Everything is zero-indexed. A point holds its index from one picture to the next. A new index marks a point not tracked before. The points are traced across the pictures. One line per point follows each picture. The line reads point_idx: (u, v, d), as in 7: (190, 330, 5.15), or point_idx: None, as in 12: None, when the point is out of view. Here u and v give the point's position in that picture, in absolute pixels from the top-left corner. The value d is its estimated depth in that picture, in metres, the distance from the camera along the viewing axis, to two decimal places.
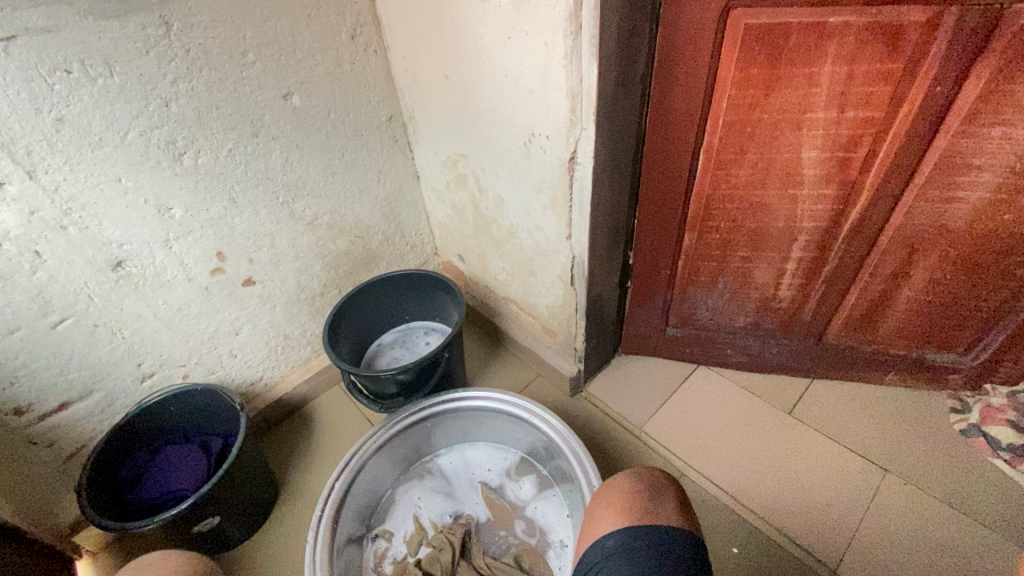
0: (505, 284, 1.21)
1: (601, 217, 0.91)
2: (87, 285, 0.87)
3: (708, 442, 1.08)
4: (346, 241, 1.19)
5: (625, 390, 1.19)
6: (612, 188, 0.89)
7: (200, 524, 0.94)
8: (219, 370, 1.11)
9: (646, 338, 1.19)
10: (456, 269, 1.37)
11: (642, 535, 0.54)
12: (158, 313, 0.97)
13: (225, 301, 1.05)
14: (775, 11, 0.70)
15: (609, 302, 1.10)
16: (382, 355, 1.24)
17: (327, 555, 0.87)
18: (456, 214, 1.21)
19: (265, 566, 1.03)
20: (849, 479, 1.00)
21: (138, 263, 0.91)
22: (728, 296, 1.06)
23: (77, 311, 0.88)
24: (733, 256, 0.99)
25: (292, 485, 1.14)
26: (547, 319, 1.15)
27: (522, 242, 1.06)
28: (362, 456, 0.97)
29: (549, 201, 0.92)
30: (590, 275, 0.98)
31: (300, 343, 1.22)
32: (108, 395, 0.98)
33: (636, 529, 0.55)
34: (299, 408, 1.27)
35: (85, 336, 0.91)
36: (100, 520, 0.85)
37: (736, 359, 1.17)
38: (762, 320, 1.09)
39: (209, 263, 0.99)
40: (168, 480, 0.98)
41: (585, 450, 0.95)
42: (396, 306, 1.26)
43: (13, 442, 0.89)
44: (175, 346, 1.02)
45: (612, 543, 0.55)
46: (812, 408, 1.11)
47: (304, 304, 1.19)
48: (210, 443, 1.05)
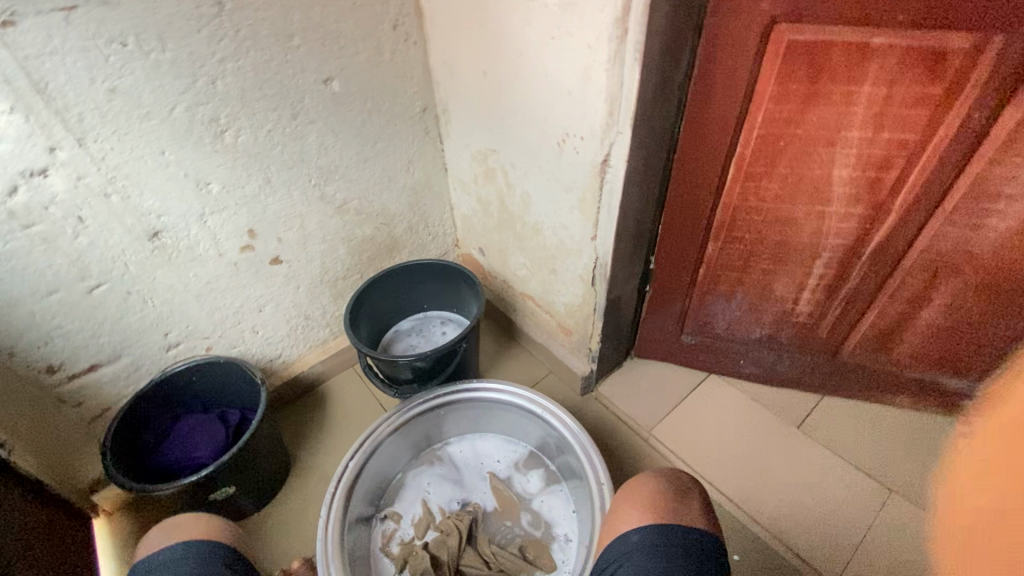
0: (524, 280, 1.23)
1: (628, 221, 0.92)
2: (124, 252, 0.90)
3: (715, 450, 1.09)
4: (371, 227, 1.21)
5: (636, 393, 1.20)
6: (641, 193, 0.90)
7: (216, 492, 0.97)
8: (241, 344, 1.13)
9: (660, 343, 1.20)
10: (475, 262, 1.39)
11: (668, 535, 0.55)
12: (189, 285, 1.00)
13: (253, 277, 1.07)
14: (820, 29, 0.71)
15: (627, 305, 1.11)
16: (399, 341, 1.26)
17: (338, 532, 0.89)
18: (481, 208, 1.23)
19: (275, 538, 1.06)
20: (855, 496, 1.01)
21: (173, 235, 0.94)
22: (746, 307, 1.07)
23: (113, 277, 0.91)
24: (755, 268, 1.00)
25: (304, 462, 1.17)
26: (564, 318, 1.17)
27: (546, 240, 1.08)
28: (376, 439, 0.99)
29: (578, 201, 0.94)
30: (611, 277, 1.00)
31: (320, 324, 1.25)
32: (134, 361, 1.01)
33: (662, 528, 0.56)
34: (314, 388, 1.30)
35: (118, 302, 0.93)
36: (123, 481, 0.88)
37: (749, 370, 1.18)
38: (778, 333, 1.09)
39: (240, 239, 1.02)
40: (187, 447, 1.01)
41: (595, 449, 0.97)
42: (416, 294, 1.28)
43: (43, 399, 0.92)
44: (202, 318, 1.05)
45: (636, 539, 0.56)
46: (822, 424, 1.12)
47: (326, 286, 1.21)
48: (228, 415, 1.08)
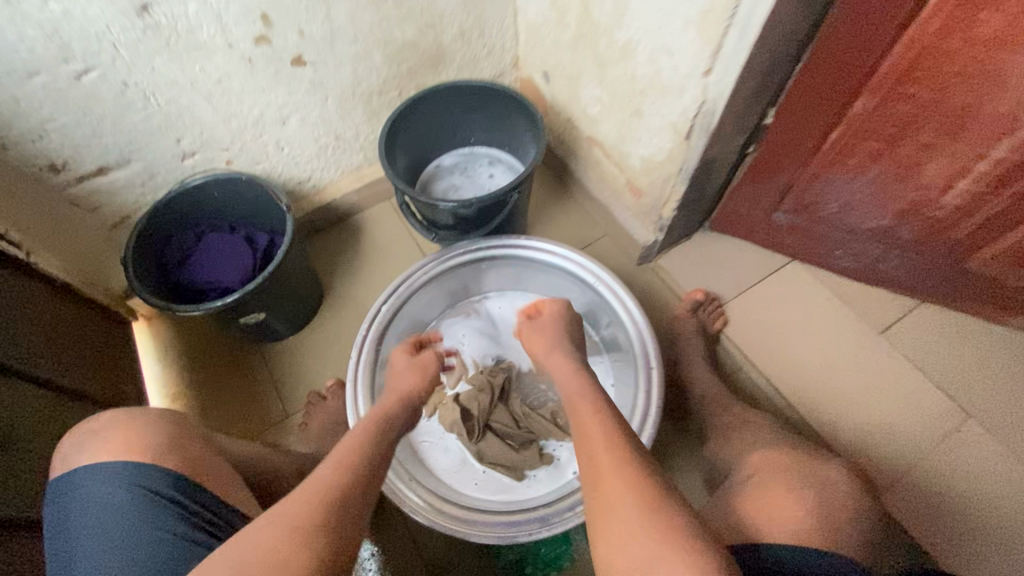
0: (595, 121, 1.00)
1: (762, 53, 0.67)
2: (111, 29, 0.72)
3: (780, 344, 0.98)
4: (414, 29, 0.96)
5: (702, 269, 1.06)
6: (793, 11, 0.63)
7: (245, 317, 0.93)
8: (265, 161, 1.00)
9: (745, 217, 1.01)
10: (537, 89, 1.14)
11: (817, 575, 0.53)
12: (196, 82, 0.83)
13: (272, 80, 0.89)
14: None
15: (720, 169, 0.90)
16: (440, 179, 1.11)
17: (368, 374, 0.87)
18: (556, 15, 0.94)
19: (306, 361, 1.06)
20: (929, 418, 0.91)
21: (166, 11, 0.73)
22: (874, 188, 0.85)
23: (102, 62, 0.74)
24: (912, 139, 0.75)
25: (337, 293, 1.12)
26: (636, 175, 0.97)
27: (636, 69, 0.83)
28: (411, 286, 0.92)
29: (698, 13, 0.67)
30: (713, 132, 0.78)
31: (353, 147, 1.08)
32: (147, 168, 0.89)
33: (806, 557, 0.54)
34: (347, 216, 1.19)
35: (115, 95, 0.78)
36: (148, 297, 0.83)
37: (842, 263, 1.00)
38: (901, 226, 0.88)
39: (251, 27, 0.80)
40: (211, 269, 0.94)
41: (649, 329, 0.87)
42: (463, 123, 1.07)
43: (55, 201, 0.84)
44: (217, 126, 0.90)
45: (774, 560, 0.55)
46: (912, 333, 0.98)
47: (359, 101, 1.01)
48: (255, 238, 0.99)
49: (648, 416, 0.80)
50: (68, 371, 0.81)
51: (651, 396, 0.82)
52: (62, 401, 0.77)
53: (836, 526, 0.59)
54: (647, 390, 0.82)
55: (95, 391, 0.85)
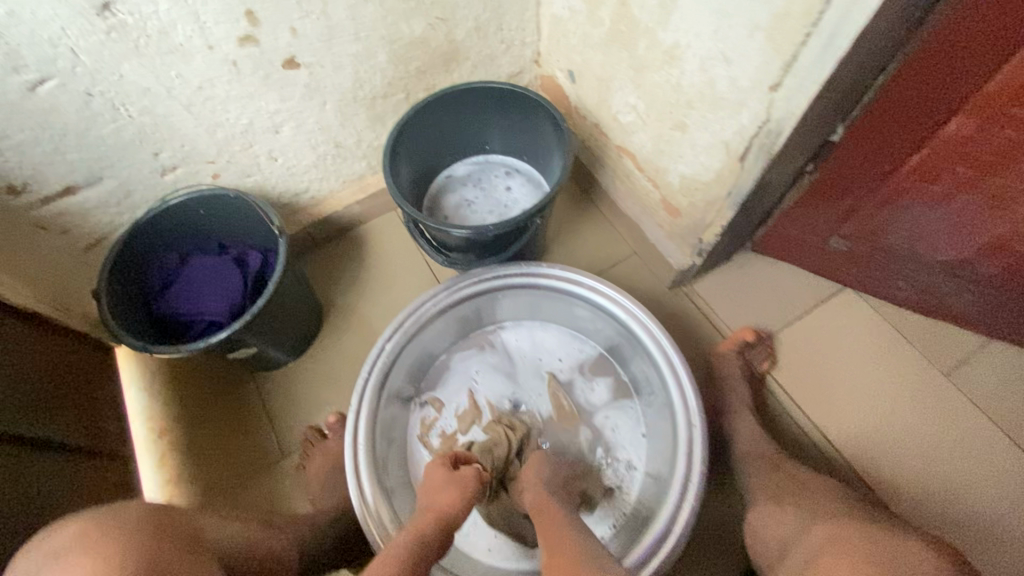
0: (628, 130, 0.88)
1: (848, 68, 0.55)
2: (68, 32, 0.61)
3: (830, 384, 0.88)
4: (424, 24, 0.84)
5: (743, 297, 0.95)
6: (893, 18, 0.51)
7: (235, 351, 0.84)
8: (256, 174, 0.89)
9: (796, 242, 0.89)
10: (560, 90, 1.01)
11: None
12: (173, 90, 0.72)
13: (261, 86, 0.77)
14: None
15: (774, 191, 0.78)
16: (451, 191, 0.99)
17: (371, 424, 0.77)
18: (587, 8, 0.81)
19: (305, 393, 0.97)
20: (1001, 476, 0.81)
21: (132, 9, 0.62)
22: (956, 219, 0.73)
23: (60, 69, 0.64)
24: (1015, 168, 0.63)
25: (338, 316, 1.03)
26: (674, 194, 0.86)
27: (684, 77, 0.70)
28: (419, 320, 0.82)
29: (770, 17, 0.55)
30: (775, 155, 0.66)
31: (355, 155, 0.97)
32: (122, 185, 0.79)
33: None
34: (349, 229, 1.08)
35: (78, 106, 0.68)
36: (124, 336, 0.73)
37: (903, 294, 0.89)
38: (982, 261, 0.77)
39: (235, 26, 0.69)
40: (197, 297, 0.84)
41: (690, 376, 0.77)
42: (478, 130, 0.96)
43: (18, 226, 0.74)
44: (199, 137, 0.79)
45: None
46: (981, 376, 0.87)
47: (361, 106, 0.89)
48: (246, 260, 0.89)
49: (693, 481, 0.70)
50: (43, 418, 0.72)
51: (694, 457, 0.72)
52: (35, 456, 0.68)
53: None
54: (688, 449, 0.72)
55: (70, 439, 0.75)
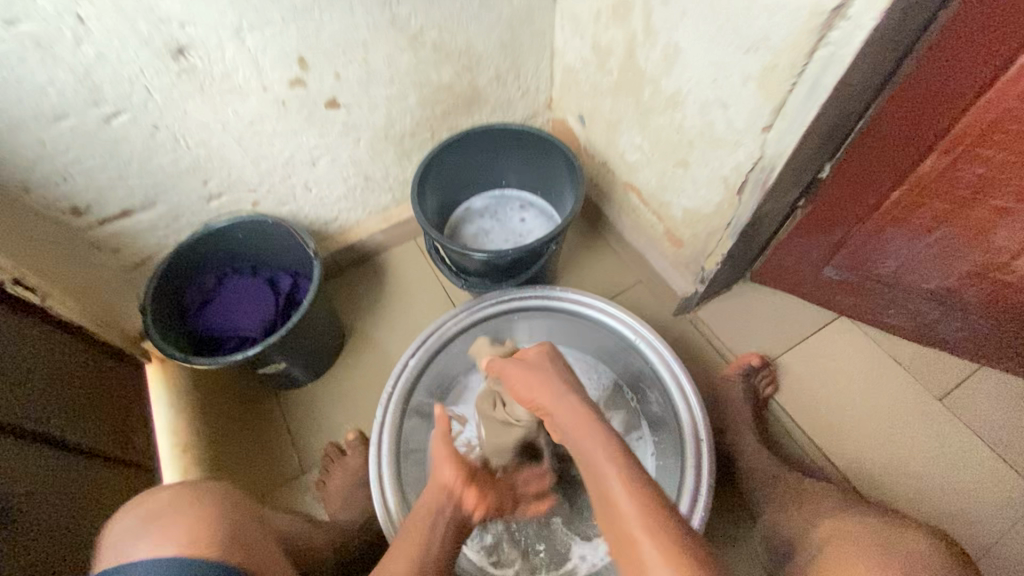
0: (634, 168, 0.96)
1: (830, 112, 0.63)
2: (145, 73, 0.70)
3: (829, 408, 0.92)
4: (451, 72, 0.93)
5: (744, 323, 1.00)
6: (868, 70, 0.59)
7: (265, 367, 0.89)
8: (292, 202, 0.97)
9: (792, 271, 0.96)
10: (570, 132, 1.11)
11: None
12: (227, 125, 0.80)
13: (305, 123, 0.86)
14: None
15: (770, 222, 0.85)
16: (469, 222, 1.07)
17: (394, 437, 0.82)
18: (597, 60, 0.91)
19: (325, 411, 1.00)
20: (999, 498, 0.84)
21: (203, 55, 0.71)
22: (937, 249, 0.80)
23: (134, 105, 0.72)
24: (985, 202, 0.70)
25: (358, 338, 1.07)
26: (677, 225, 0.93)
27: (685, 120, 0.79)
28: (441, 339, 0.88)
29: (760, 69, 0.64)
30: (769, 189, 0.74)
31: (382, 188, 1.05)
32: (172, 210, 0.86)
33: None
34: (371, 256, 1.15)
35: (144, 138, 0.76)
36: (167, 348, 0.79)
37: (895, 322, 0.94)
38: (964, 289, 0.83)
39: (288, 70, 0.78)
40: (232, 315, 0.90)
41: (694, 394, 0.82)
42: (495, 167, 1.04)
43: (76, 244, 0.81)
44: (245, 167, 0.87)
45: None
46: (974, 401, 0.91)
47: (391, 143, 0.98)
48: (278, 282, 0.95)
49: (700, 495, 0.74)
50: (76, 425, 0.75)
51: (701, 472, 0.76)
52: (67, 458, 0.71)
53: None
54: (694, 464, 0.77)
55: (109, 451, 0.80)
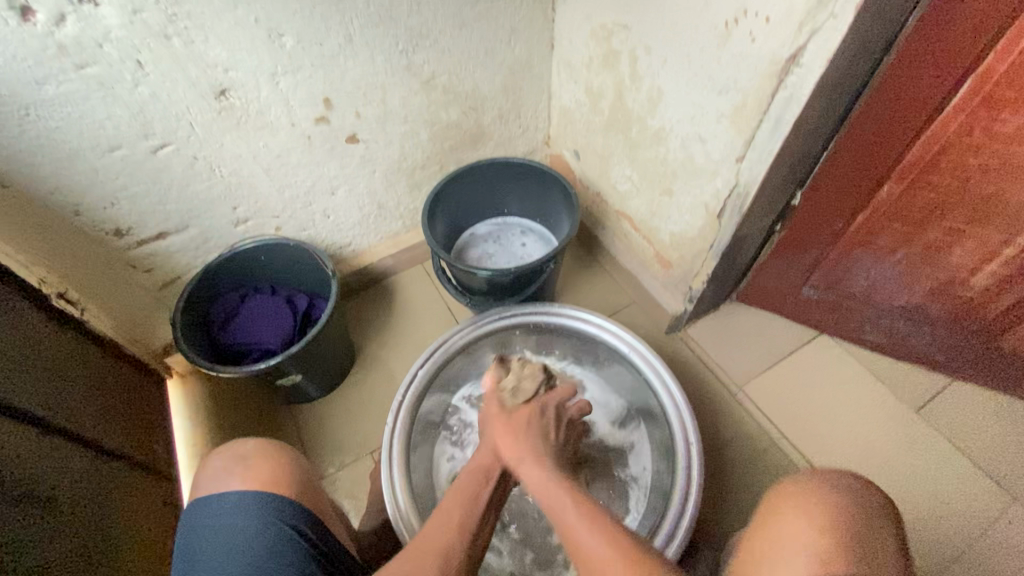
0: (625, 197, 1.05)
1: (793, 145, 0.72)
2: (191, 110, 0.79)
3: (813, 419, 0.97)
4: (458, 111, 1.03)
5: (731, 340, 1.06)
6: (824, 108, 0.68)
7: (283, 379, 0.94)
8: (311, 228, 1.05)
9: (773, 291, 1.03)
10: (566, 166, 1.21)
11: None
12: (258, 156, 0.89)
13: (326, 156, 0.95)
14: None
15: (750, 245, 0.93)
16: (474, 247, 1.15)
17: (404, 443, 0.87)
18: (590, 101, 1.01)
19: (335, 425, 1.05)
20: (976, 503, 0.88)
21: (242, 95, 0.80)
22: (902, 268, 0.87)
23: (178, 138, 0.81)
24: (938, 224, 0.79)
25: (367, 356, 1.13)
26: (666, 248, 1.01)
27: (669, 153, 0.88)
28: (447, 351, 0.95)
29: (732, 108, 0.73)
30: (746, 212, 0.82)
31: (393, 216, 1.14)
32: (203, 233, 0.94)
33: None
34: (381, 280, 1.23)
35: (184, 167, 0.84)
36: (195, 358, 0.85)
37: (872, 338, 1.01)
38: (929, 304, 0.91)
39: (314, 109, 0.88)
40: (254, 330, 0.97)
41: (685, 402, 0.87)
42: (498, 196, 1.13)
43: (114, 263, 0.88)
44: (271, 195, 0.95)
45: None
46: (948, 412, 0.96)
47: (403, 174, 1.07)
48: (296, 300, 1.02)
49: (690, 494, 0.79)
50: (102, 428, 0.79)
51: (691, 473, 0.81)
52: (99, 460, 0.75)
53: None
54: (685, 465, 0.82)
55: (135, 454, 0.84)
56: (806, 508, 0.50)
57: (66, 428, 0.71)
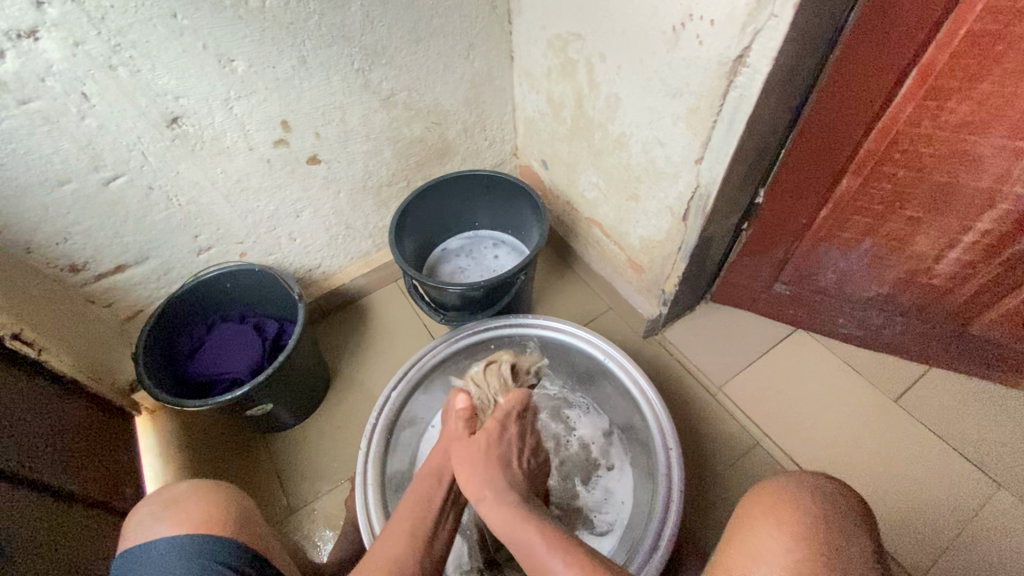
0: (594, 204, 1.05)
1: (749, 143, 0.72)
2: (142, 139, 0.77)
3: (794, 415, 0.97)
4: (421, 127, 1.03)
5: (708, 341, 1.06)
6: (775, 106, 0.69)
7: (253, 409, 0.92)
8: (278, 252, 1.03)
9: (746, 290, 1.03)
10: (535, 175, 1.20)
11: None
12: (217, 183, 0.87)
13: (288, 178, 0.94)
14: (982, 53, 0.60)
15: (718, 245, 0.93)
16: (446, 262, 1.14)
17: (379, 469, 0.85)
18: (553, 110, 1.01)
19: (311, 452, 1.03)
20: (961, 489, 0.88)
21: (195, 122, 0.79)
22: (868, 260, 0.88)
23: (131, 168, 0.79)
24: (900, 213, 0.79)
25: (343, 379, 1.11)
26: (637, 253, 1.00)
27: (631, 158, 0.88)
28: (420, 370, 0.93)
29: (686, 110, 0.73)
30: (710, 212, 0.82)
31: (362, 235, 1.13)
32: (164, 263, 0.92)
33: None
34: (354, 300, 1.21)
35: (140, 198, 0.83)
36: (157, 392, 0.82)
37: (847, 331, 1.01)
38: (899, 294, 0.91)
39: (272, 132, 0.86)
40: (222, 361, 0.95)
41: (664, 409, 0.86)
42: (468, 210, 1.13)
43: (71, 299, 0.86)
44: (234, 222, 0.94)
45: None
46: (926, 400, 0.97)
47: (369, 194, 1.06)
48: (265, 327, 1.00)
49: (673, 502, 0.77)
50: (57, 467, 0.75)
51: (672, 483, 0.79)
52: (57, 504, 0.71)
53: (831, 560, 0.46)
54: (666, 472, 0.80)
55: (99, 496, 0.81)
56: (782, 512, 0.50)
57: (10, 468, 0.66)
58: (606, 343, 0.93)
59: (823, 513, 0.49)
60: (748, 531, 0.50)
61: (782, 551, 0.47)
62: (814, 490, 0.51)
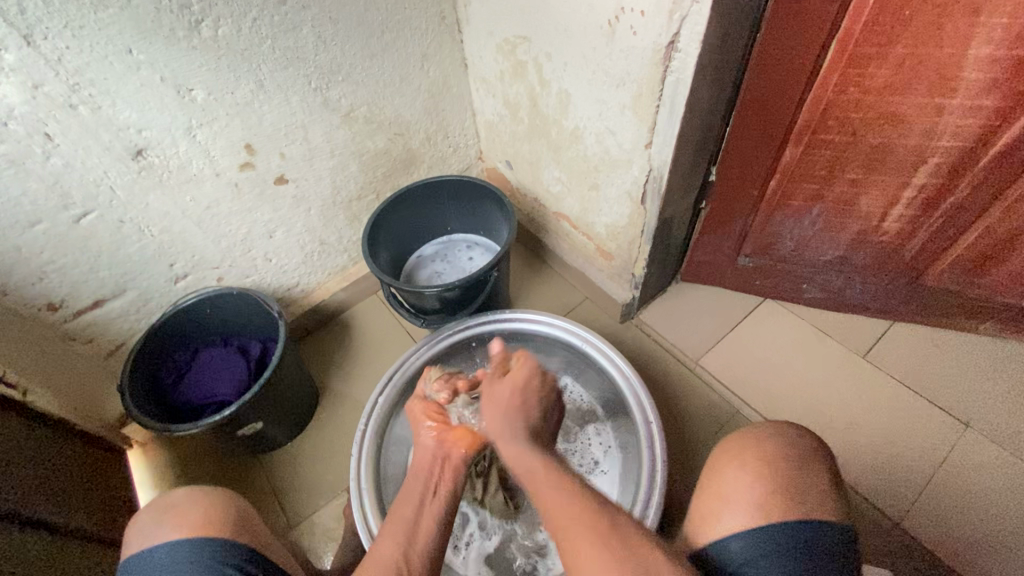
0: (559, 197, 1.08)
1: (693, 124, 0.76)
2: (110, 174, 0.79)
3: (770, 382, 1.00)
4: (385, 139, 1.06)
5: (681, 319, 1.10)
6: (712, 86, 0.73)
7: (244, 429, 0.93)
8: (254, 274, 1.05)
9: (712, 265, 1.07)
10: (502, 177, 1.24)
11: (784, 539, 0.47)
12: (186, 211, 0.89)
13: (257, 200, 0.96)
14: (892, 21, 0.65)
15: (679, 225, 0.97)
16: (422, 269, 1.16)
17: (372, 473, 0.87)
18: (510, 112, 1.05)
19: (305, 466, 1.04)
20: (930, 432, 0.92)
21: (160, 153, 0.81)
22: (821, 224, 0.92)
23: (100, 204, 0.81)
24: (842, 177, 0.84)
25: (331, 393, 1.12)
26: (604, 241, 1.04)
27: (587, 150, 0.92)
28: (405, 372, 0.95)
29: (631, 98, 0.77)
30: (666, 193, 0.85)
31: (337, 250, 1.15)
32: (143, 294, 0.94)
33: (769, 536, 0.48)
34: (337, 315, 1.23)
35: (111, 232, 0.84)
36: (144, 420, 0.83)
37: (810, 295, 1.06)
38: (853, 256, 0.96)
39: (237, 156, 0.89)
40: (211, 385, 0.96)
41: (644, 388, 0.89)
42: (438, 216, 1.15)
43: (52, 337, 0.87)
44: (207, 248, 0.96)
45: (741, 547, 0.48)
46: (892, 352, 1.01)
47: (340, 208, 1.09)
48: (248, 348, 1.02)
49: (657, 477, 0.80)
50: (49, 503, 0.75)
51: (656, 457, 0.82)
52: (53, 539, 0.71)
53: (791, 498, 0.50)
54: (648, 445, 0.83)
55: (93, 527, 0.81)
56: (752, 461, 0.54)
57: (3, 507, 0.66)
58: (584, 330, 0.96)
59: (786, 456, 0.54)
60: (717, 481, 0.54)
61: (748, 490, 0.51)
62: (769, 436, 0.56)
